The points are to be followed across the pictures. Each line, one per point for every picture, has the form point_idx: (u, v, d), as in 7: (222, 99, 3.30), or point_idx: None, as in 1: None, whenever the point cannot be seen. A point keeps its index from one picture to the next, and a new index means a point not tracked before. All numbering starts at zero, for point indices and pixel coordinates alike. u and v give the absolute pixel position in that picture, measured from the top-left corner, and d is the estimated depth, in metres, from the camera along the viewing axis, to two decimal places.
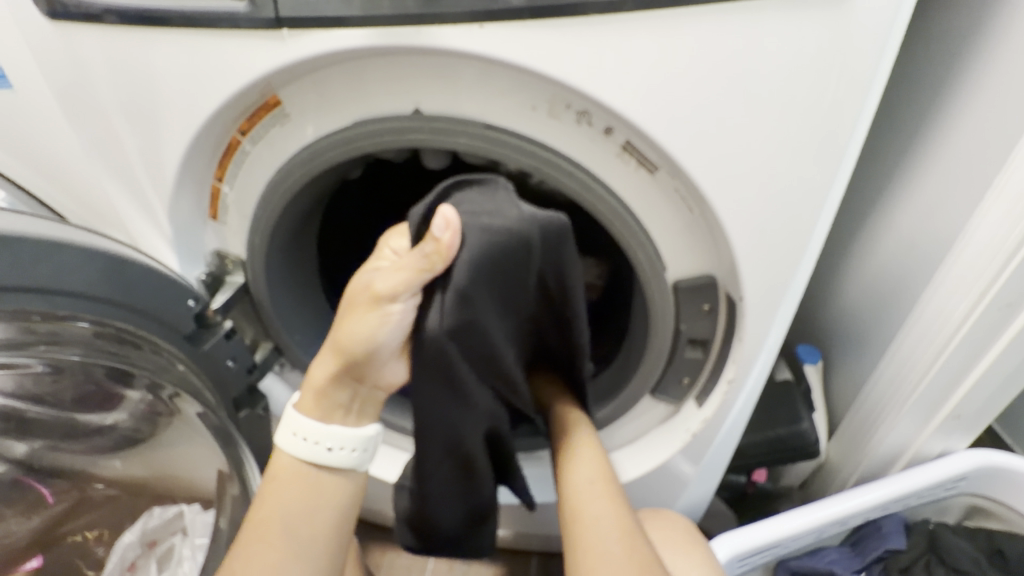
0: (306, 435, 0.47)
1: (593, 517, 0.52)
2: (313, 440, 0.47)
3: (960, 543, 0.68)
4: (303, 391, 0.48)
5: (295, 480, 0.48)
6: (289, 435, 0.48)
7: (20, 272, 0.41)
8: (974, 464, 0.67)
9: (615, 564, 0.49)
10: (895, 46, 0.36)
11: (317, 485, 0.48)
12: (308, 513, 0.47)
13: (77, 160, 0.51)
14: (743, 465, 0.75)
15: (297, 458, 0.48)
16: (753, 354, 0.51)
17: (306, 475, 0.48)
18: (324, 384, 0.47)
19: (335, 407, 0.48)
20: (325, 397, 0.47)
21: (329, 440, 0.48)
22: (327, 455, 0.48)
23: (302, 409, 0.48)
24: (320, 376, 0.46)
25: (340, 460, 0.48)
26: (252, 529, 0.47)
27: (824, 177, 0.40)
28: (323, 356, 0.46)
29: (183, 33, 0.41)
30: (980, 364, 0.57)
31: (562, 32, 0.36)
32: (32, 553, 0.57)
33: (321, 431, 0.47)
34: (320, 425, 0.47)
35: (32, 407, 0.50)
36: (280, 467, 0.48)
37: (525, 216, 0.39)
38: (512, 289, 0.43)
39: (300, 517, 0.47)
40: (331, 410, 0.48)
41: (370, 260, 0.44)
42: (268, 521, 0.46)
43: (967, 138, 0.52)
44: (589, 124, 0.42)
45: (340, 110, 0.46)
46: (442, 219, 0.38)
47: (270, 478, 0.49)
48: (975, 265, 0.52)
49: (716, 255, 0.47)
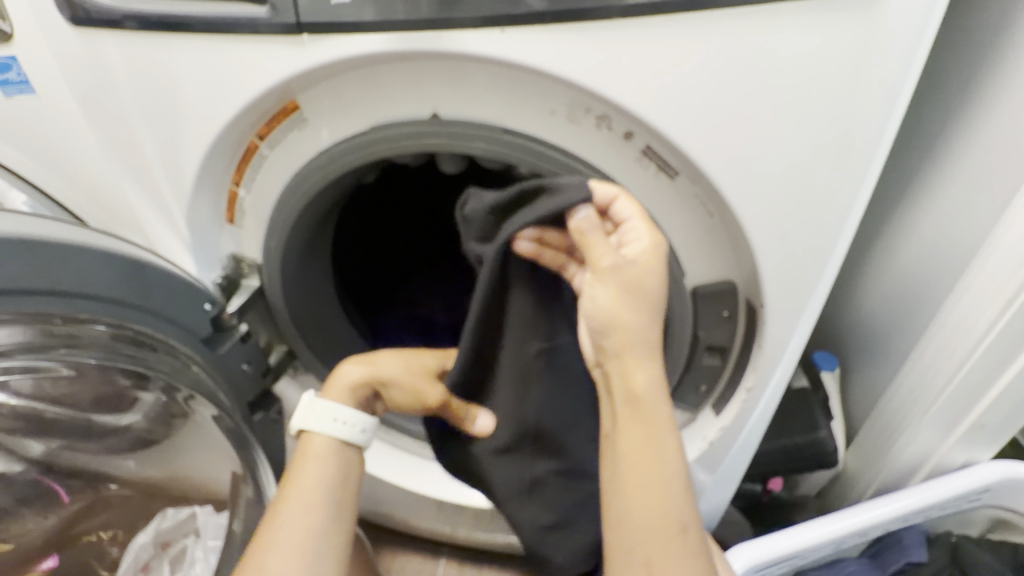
0: (346, 418, 0.52)
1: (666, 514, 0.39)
2: (350, 423, 0.52)
3: (983, 556, 0.67)
4: (331, 383, 0.53)
5: (328, 457, 0.51)
6: (328, 419, 0.51)
7: (41, 275, 0.41)
8: (999, 475, 0.66)
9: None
10: (924, 49, 0.36)
11: (345, 460, 0.52)
12: (342, 489, 0.51)
13: (99, 166, 0.52)
14: (758, 472, 0.74)
15: (331, 438, 0.52)
16: (772, 363, 0.50)
17: (339, 451, 0.52)
18: (358, 382, 0.54)
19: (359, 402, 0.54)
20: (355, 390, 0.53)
21: (362, 423, 0.53)
22: (358, 435, 0.53)
23: (333, 396, 0.53)
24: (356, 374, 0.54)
25: (362, 440, 0.53)
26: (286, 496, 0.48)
27: (849, 181, 0.39)
28: (374, 365, 0.55)
29: (204, 38, 0.41)
30: (1006, 374, 0.56)
31: (583, 36, 0.36)
32: (48, 553, 0.57)
33: (356, 413, 0.52)
34: (354, 409, 0.53)
35: (50, 408, 0.50)
36: (317, 447, 0.51)
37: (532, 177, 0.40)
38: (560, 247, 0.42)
39: (336, 486, 0.50)
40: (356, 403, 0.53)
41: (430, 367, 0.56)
42: (309, 485, 0.49)
43: (995, 143, 0.51)
44: (608, 128, 0.41)
45: (357, 114, 0.46)
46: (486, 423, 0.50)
47: (300, 457, 0.51)
48: (1003, 272, 0.51)
49: (736, 261, 0.46)
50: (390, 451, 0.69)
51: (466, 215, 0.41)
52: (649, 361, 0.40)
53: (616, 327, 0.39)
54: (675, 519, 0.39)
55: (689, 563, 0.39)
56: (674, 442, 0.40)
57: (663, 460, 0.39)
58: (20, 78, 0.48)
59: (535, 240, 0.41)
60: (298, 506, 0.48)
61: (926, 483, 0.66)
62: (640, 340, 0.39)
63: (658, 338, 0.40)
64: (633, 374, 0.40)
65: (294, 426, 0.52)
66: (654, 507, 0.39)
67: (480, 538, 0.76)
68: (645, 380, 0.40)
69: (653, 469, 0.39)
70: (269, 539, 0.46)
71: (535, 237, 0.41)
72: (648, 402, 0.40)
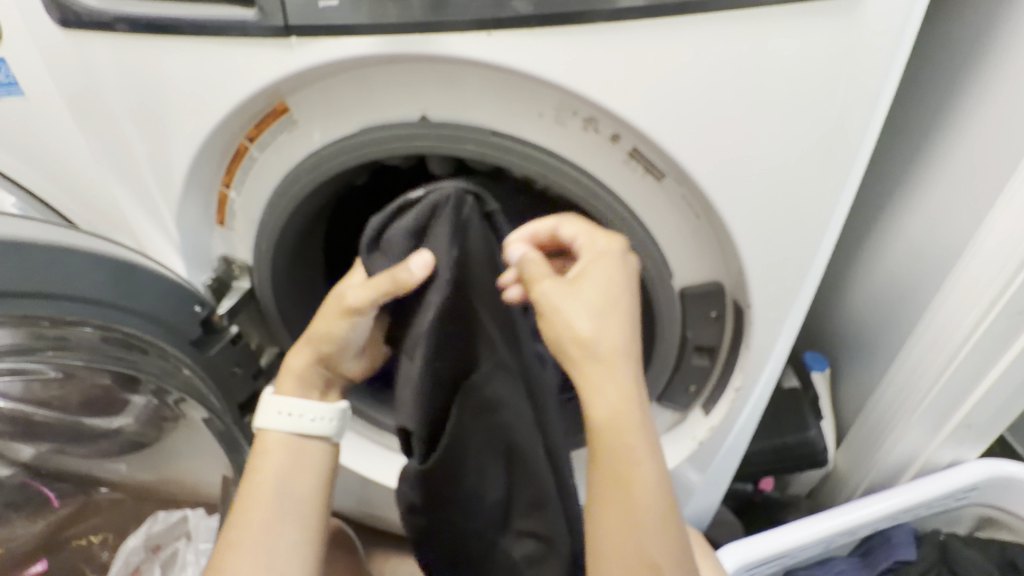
0: (291, 410, 0.50)
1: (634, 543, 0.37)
2: (297, 413, 0.50)
3: (971, 553, 0.67)
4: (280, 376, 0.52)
5: (282, 448, 0.50)
6: (273, 413, 0.50)
7: (30, 278, 0.41)
8: (985, 473, 0.66)
9: None
10: (905, 54, 0.36)
11: (302, 451, 0.51)
12: (299, 483, 0.50)
13: (88, 168, 0.52)
14: (749, 472, 0.74)
15: (283, 432, 0.50)
16: (761, 363, 0.50)
17: (292, 444, 0.51)
18: (301, 370, 0.50)
19: (313, 385, 0.51)
20: (303, 376, 0.51)
21: (310, 412, 0.50)
22: (311, 425, 0.50)
23: (282, 391, 0.51)
24: (295, 362, 0.51)
25: (322, 430, 0.51)
26: (242, 497, 0.48)
27: (833, 183, 0.40)
28: (304, 340, 0.51)
29: (192, 41, 0.41)
30: (990, 373, 0.57)
31: (570, 40, 0.36)
32: (37, 557, 0.57)
33: (300, 403, 0.50)
34: (301, 400, 0.50)
35: (38, 411, 0.50)
36: (269, 442, 0.50)
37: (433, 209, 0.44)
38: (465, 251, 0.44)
39: (288, 482, 0.49)
40: (308, 389, 0.51)
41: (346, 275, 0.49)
42: (258, 484, 0.48)
43: (979, 145, 0.52)
44: (596, 131, 0.42)
45: (347, 116, 0.46)
46: (423, 264, 0.42)
47: (255, 456, 0.50)
48: (987, 271, 0.52)
49: (724, 263, 0.46)
50: (382, 454, 0.69)
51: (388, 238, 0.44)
52: (617, 381, 0.38)
53: (570, 343, 0.39)
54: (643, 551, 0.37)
55: None
56: (651, 466, 0.38)
57: (637, 489, 0.37)
58: (9, 80, 0.48)
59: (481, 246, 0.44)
60: (249, 505, 0.48)
61: (920, 482, 0.66)
62: (598, 358, 0.38)
63: (625, 357, 0.39)
64: (592, 396, 0.38)
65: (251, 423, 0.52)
66: (621, 536, 0.37)
67: None
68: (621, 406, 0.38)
69: (620, 496, 0.38)
70: (225, 540, 0.47)
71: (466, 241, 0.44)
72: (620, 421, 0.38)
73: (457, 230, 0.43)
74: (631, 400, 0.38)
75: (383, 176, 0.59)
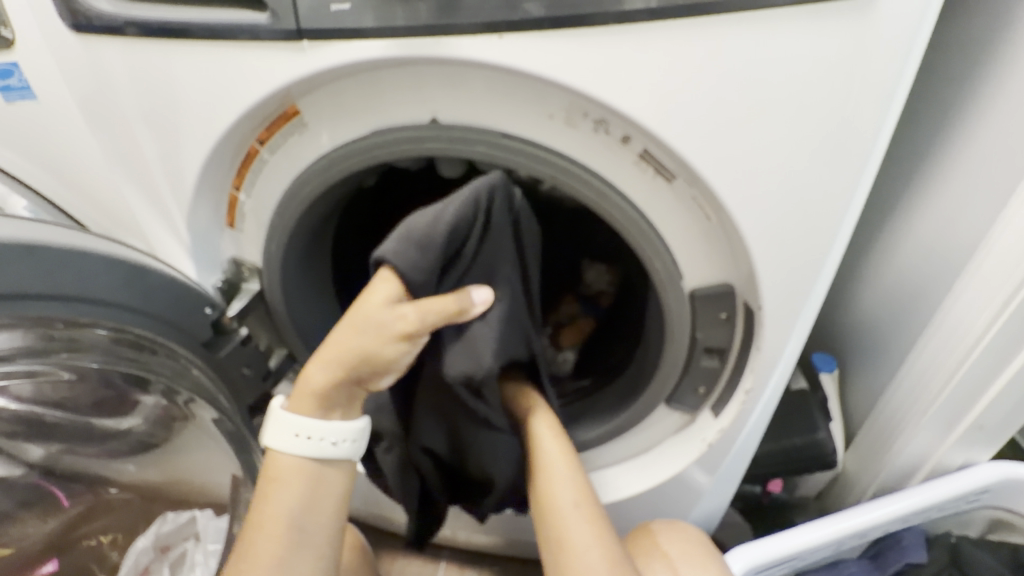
0: (310, 433, 0.46)
1: (569, 506, 0.52)
2: (317, 437, 0.46)
3: (983, 556, 0.67)
4: (297, 393, 0.46)
5: (298, 476, 0.47)
6: (289, 436, 0.46)
7: (46, 282, 0.42)
8: (997, 476, 0.66)
9: (586, 553, 0.50)
10: (918, 55, 0.36)
11: (320, 478, 0.48)
12: (318, 512, 0.47)
13: (101, 172, 0.52)
14: (757, 473, 0.74)
15: (301, 457, 0.47)
16: (771, 364, 0.50)
17: (308, 468, 0.47)
18: (325, 390, 0.45)
19: (336, 404, 0.47)
20: (326, 396, 0.46)
21: (331, 436, 0.46)
22: (331, 449, 0.47)
23: (301, 411, 0.46)
24: (319, 380, 0.45)
25: (344, 453, 0.48)
26: (253, 528, 0.46)
27: (845, 184, 0.39)
28: (325, 359, 0.45)
29: (203, 45, 0.41)
30: (1003, 375, 0.56)
31: (581, 41, 0.36)
32: (48, 557, 0.58)
33: (322, 427, 0.46)
34: (322, 423, 0.46)
35: (50, 412, 0.50)
36: (284, 469, 0.46)
37: (463, 200, 0.43)
38: (500, 243, 0.45)
39: (307, 512, 0.46)
40: (331, 408, 0.47)
41: (378, 289, 0.43)
42: (271, 518, 0.45)
43: (991, 147, 0.52)
44: (606, 133, 0.42)
45: (357, 119, 0.46)
46: (488, 299, 0.45)
47: (269, 479, 0.47)
48: (999, 273, 0.51)
49: (735, 264, 0.46)
50: None
51: (422, 236, 0.42)
52: (548, 418, 0.55)
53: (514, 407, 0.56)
54: (577, 509, 0.52)
55: (599, 540, 0.51)
56: (570, 463, 0.54)
57: (563, 473, 0.54)
58: (21, 84, 0.48)
59: (509, 223, 0.45)
60: (262, 541, 0.45)
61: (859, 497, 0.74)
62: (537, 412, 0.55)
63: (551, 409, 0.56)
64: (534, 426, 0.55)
65: (264, 441, 0.48)
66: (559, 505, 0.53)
67: (481, 541, 0.78)
68: (541, 431, 0.55)
69: (551, 481, 0.54)
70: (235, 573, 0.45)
71: (499, 226, 0.45)
72: (546, 441, 0.54)
73: (507, 226, 0.45)
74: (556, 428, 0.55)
75: (392, 178, 0.59)
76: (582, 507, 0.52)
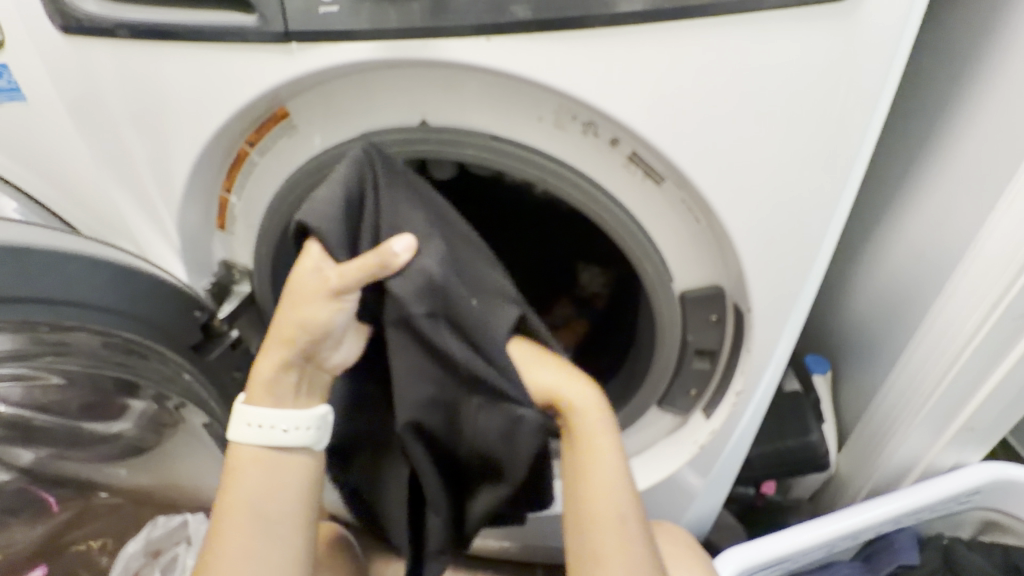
0: (261, 421, 0.45)
1: (610, 502, 0.46)
2: (270, 425, 0.45)
3: (974, 557, 0.67)
4: (251, 385, 0.46)
5: (255, 463, 0.45)
6: (243, 424, 0.46)
7: (34, 285, 0.42)
8: (988, 476, 0.66)
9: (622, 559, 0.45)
10: (904, 57, 0.36)
11: (276, 464, 0.46)
12: (277, 499, 0.45)
13: (92, 174, 0.52)
14: (751, 475, 0.74)
15: (257, 446, 0.46)
16: (762, 365, 0.50)
17: (269, 458, 0.46)
18: (273, 375, 0.45)
19: (288, 389, 0.46)
20: (275, 380, 0.45)
21: (282, 422, 0.45)
22: (283, 436, 0.46)
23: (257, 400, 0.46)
24: (266, 365, 0.45)
25: (298, 440, 0.46)
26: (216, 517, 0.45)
27: (833, 186, 0.40)
28: (270, 343, 0.45)
29: (191, 46, 0.41)
30: (993, 375, 0.57)
31: (569, 44, 0.36)
32: (36, 562, 0.57)
33: (271, 413, 0.45)
34: (274, 410, 0.45)
35: (37, 415, 0.50)
36: (239, 457, 0.45)
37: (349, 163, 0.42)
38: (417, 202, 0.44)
39: (268, 499, 0.45)
40: (284, 394, 0.46)
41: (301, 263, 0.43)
42: (234, 506, 0.44)
43: (979, 149, 0.52)
44: (595, 135, 0.42)
45: (348, 121, 0.46)
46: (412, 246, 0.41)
47: (230, 469, 0.46)
48: (987, 274, 0.52)
49: (724, 267, 0.46)
50: None
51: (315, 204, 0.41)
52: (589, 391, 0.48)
53: None
54: (613, 504, 0.46)
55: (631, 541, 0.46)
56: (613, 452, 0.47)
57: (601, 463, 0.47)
58: (11, 86, 0.48)
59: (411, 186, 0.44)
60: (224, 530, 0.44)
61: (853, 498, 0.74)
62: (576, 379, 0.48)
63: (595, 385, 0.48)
64: (574, 394, 0.47)
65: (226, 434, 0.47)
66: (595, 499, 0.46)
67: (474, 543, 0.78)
68: (585, 403, 0.47)
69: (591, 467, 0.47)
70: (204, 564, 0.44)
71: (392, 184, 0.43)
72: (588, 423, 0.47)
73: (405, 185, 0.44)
74: (596, 400, 0.48)
75: None
76: (624, 506, 0.46)
